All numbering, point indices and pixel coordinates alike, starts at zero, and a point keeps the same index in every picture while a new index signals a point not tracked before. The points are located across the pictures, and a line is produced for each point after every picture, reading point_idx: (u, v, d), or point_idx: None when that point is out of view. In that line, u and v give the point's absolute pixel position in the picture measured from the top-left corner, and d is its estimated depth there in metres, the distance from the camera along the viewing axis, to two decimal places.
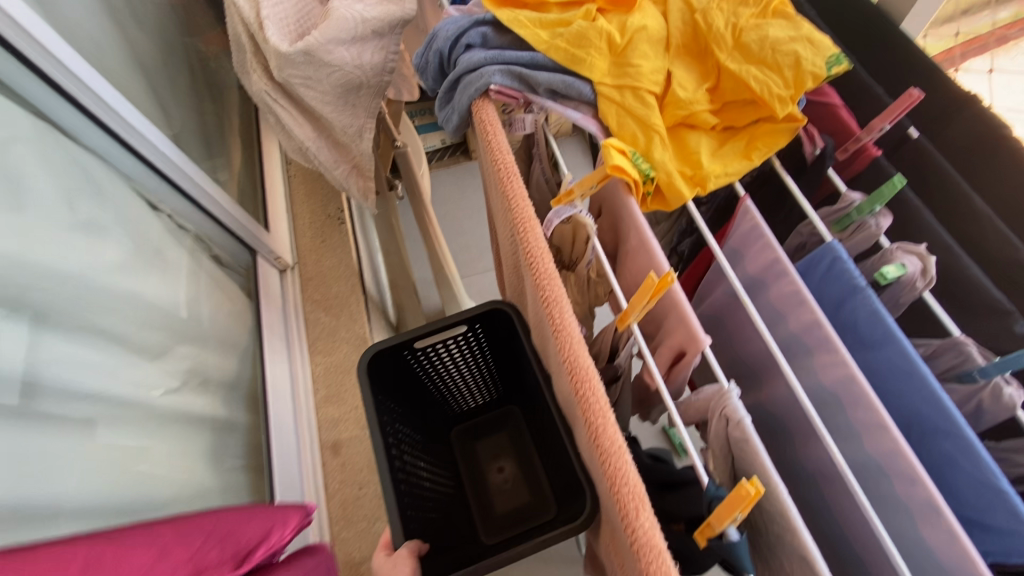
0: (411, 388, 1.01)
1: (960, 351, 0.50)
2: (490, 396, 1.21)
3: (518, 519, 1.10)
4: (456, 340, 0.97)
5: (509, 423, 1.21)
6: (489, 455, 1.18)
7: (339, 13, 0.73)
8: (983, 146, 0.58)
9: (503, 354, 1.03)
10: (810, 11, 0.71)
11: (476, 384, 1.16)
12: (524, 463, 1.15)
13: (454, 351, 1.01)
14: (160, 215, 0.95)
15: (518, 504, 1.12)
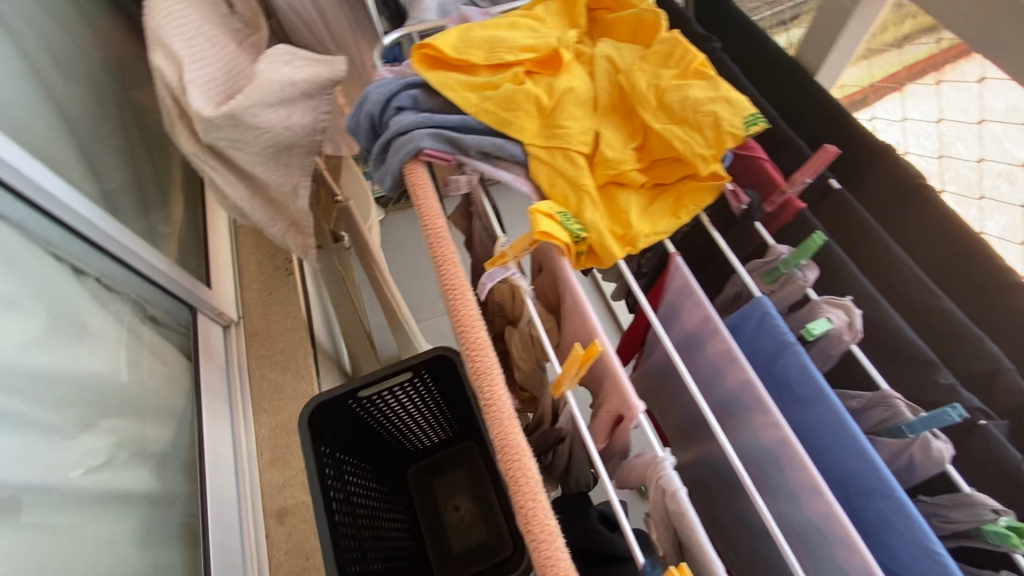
0: (358, 439, 0.98)
1: (888, 405, 0.50)
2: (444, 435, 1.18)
3: (476, 557, 1.11)
4: (402, 386, 0.95)
5: (463, 460, 1.19)
6: (445, 494, 1.16)
7: (265, 76, 0.77)
8: (902, 195, 0.59)
9: (453, 398, 1.02)
10: (732, 65, 0.73)
11: (430, 427, 1.14)
12: (480, 501, 1.14)
13: (402, 397, 0.99)
14: (84, 280, 0.92)
15: (474, 543, 1.11)
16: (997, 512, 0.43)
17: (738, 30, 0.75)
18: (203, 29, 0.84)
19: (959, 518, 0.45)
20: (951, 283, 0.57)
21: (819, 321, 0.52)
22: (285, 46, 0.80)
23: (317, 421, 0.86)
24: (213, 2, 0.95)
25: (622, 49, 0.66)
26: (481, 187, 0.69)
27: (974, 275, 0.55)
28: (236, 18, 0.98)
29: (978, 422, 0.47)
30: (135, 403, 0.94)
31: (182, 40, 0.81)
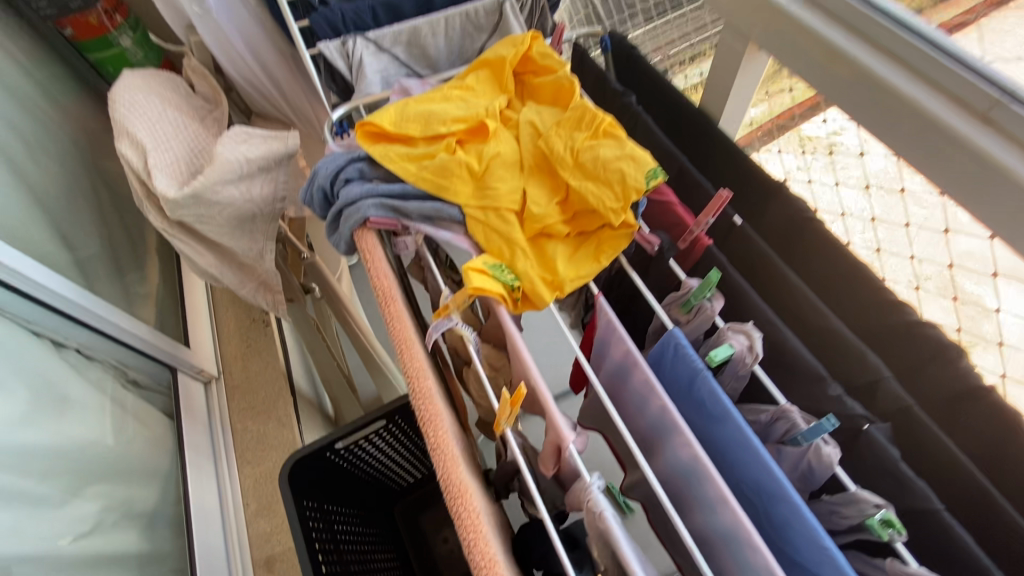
0: (341, 484, 1.04)
1: (787, 418, 0.57)
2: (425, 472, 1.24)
3: None
4: (377, 432, 1.02)
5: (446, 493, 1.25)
6: (432, 529, 1.22)
7: (224, 157, 0.84)
8: (795, 226, 0.67)
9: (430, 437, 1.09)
10: (645, 115, 0.81)
11: (414, 466, 1.20)
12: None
13: (378, 443, 1.06)
14: (64, 352, 0.97)
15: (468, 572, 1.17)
16: (878, 506, 0.49)
17: (650, 84, 0.83)
18: (166, 115, 0.93)
19: (852, 514, 0.51)
20: (843, 302, 0.64)
21: (722, 347, 0.58)
22: (242, 129, 0.89)
23: (297, 472, 0.92)
24: (175, 84, 1.03)
25: (542, 113, 0.75)
26: (427, 244, 0.76)
27: (857, 295, 0.62)
28: (198, 96, 1.06)
29: (862, 427, 0.54)
30: (120, 467, 0.98)
31: (146, 128, 0.88)
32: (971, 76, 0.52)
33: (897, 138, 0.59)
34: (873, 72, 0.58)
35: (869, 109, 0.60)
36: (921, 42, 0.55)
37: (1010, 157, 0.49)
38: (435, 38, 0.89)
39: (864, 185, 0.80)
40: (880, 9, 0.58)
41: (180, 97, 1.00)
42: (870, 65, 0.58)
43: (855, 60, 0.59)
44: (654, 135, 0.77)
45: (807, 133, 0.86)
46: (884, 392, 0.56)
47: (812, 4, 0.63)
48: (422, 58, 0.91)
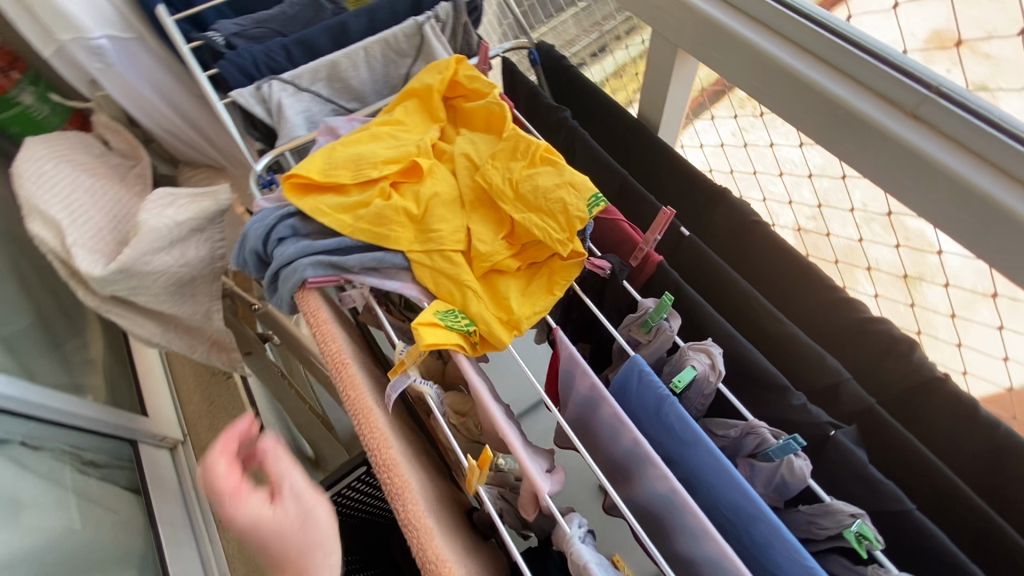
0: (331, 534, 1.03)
1: (756, 433, 0.56)
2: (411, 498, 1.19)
3: None
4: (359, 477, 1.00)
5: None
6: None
7: (148, 224, 0.75)
8: (742, 230, 0.67)
9: None
10: (582, 130, 0.79)
11: None
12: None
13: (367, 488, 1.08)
14: (7, 448, 0.90)
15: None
16: (853, 516, 0.49)
17: (584, 96, 0.82)
18: (82, 181, 0.85)
19: (829, 524, 0.52)
20: (796, 303, 0.64)
21: (685, 370, 0.58)
22: (165, 190, 0.80)
23: None
24: (87, 144, 0.94)
25: (477, 144, 0.72)
26: (376, 295, 0.72)
27: (810, 296, 0.62)
28: (114, 153, 0.98)
29: (829, 433, 0.54)
30: (88, 558, 0.92)
31: (60, 200, 0.81)
32: (897, 74, 0.52)
33: (849, 153, 0.57)
34: (820, 89, 0.57)
35: (807, 114, 0.59)
36: (847, 45, 0.55)
37: (953, 158, 0.49)
38: (356, 70, 0.85)
39: (807, 173, 0.77)
40: (804, 13, 0.58)
41: (95, 159, 0.93)
42: (816, 81, 0.57)
43: (803, 77, 0.58)
44: (593, 150, 0.75)
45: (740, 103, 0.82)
46: (847, 394, 0.56)
47: (754, 20, 0.61)
48: (346, 91, 0.88)
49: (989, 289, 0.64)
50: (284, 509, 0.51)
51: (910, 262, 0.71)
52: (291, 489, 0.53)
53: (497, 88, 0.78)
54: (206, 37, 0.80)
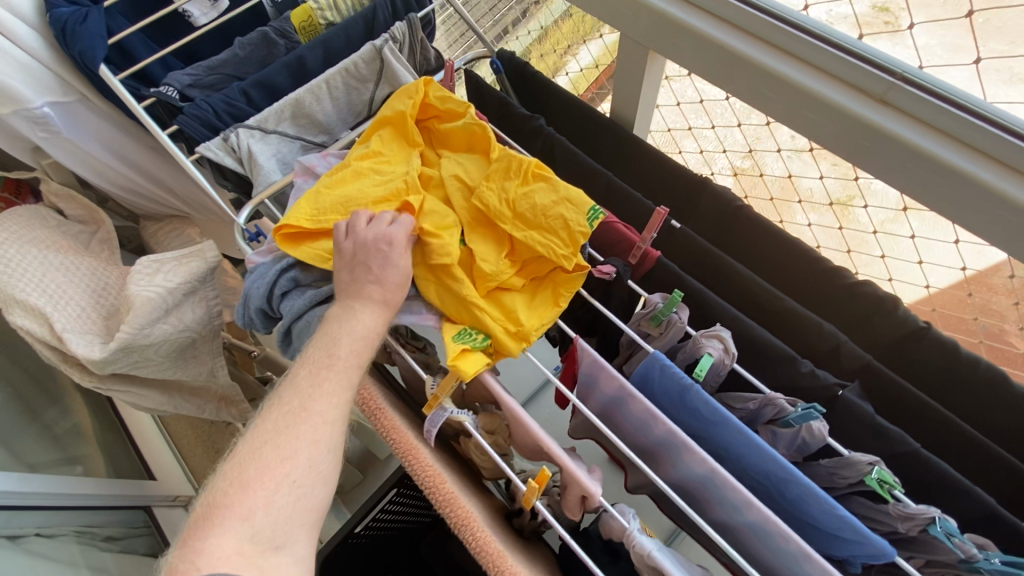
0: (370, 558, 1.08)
1: (774, 404, 0.61)
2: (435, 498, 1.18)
3: None
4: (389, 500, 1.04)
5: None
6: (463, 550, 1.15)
7: (141, 296, 0.73)
8: (728, 215, 0.71)
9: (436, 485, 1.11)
10: (559, 136, 0.81)
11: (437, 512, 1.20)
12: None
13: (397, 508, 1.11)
14: (23, 542, 0.88)
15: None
16: (871, 464, 0.55)
17: (556, 100, 0.84)
18: (49, 261, 0.81)
19: (851, 474, 0.57)
20: (787, 276, 0.69)
21: (704, 359, 0.62)
22: (150, 257, 0.76)
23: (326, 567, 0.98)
24: (41, 216, 0.89)
25: (465, 166, 0.74)
26: (388, 334, 0.72)
27: (799, 269, 0.68)
28: (72, 221, 0.93)
29: (837, 393, 0.60)
30: None
31: (34, 286, 0.76)
32: (860, 63, 0.56)
33: (824, 136, 0.62)
34: (793, 81, 0.60)
35: (783, 105, 0.63)
36: (811, 38, 0.59)
37: (924, 137, 0.54)
38: (321, 104, 0.83)
39: (776, 148, 0.82)
40: (768, 10, 0.61)
41: (54, 232, 0.88)
42: (788, 75, 0.60)
43: (775, 71, 0.61)
44: (575, 154, 0.78)
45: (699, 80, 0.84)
46: (846, 354, 0.62)
47: (721, 20, 0.64)
48: (312, 126, 0.85)
49: (951, 236, 0.70)
50: (392, 255, 0.63)
51: (878, 220, 0.76)
52: (406, 256, 0.64)
53: (471, 106, 0.78)
54: (158, 93, 0.76)
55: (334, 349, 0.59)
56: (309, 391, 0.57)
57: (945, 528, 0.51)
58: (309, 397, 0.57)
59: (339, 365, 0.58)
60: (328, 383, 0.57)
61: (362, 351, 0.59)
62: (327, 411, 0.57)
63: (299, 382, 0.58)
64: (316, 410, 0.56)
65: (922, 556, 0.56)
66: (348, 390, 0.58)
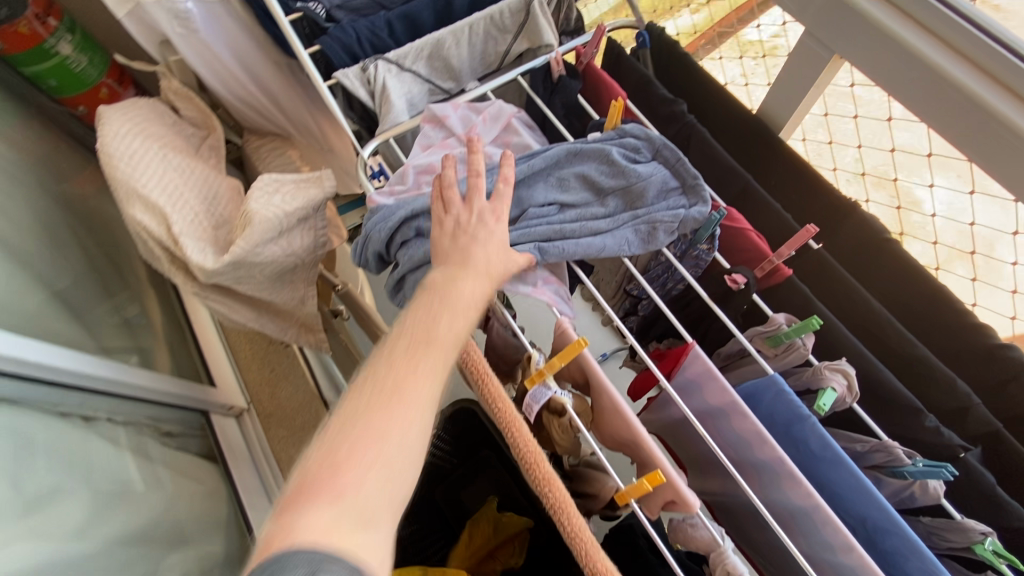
0: None
1: (889, 452, 0.59)
2: (462, 446, 1.20)
3: None
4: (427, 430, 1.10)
5: (486, 464, 1.19)
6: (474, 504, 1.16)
7: (261, 214, 0.73)
8: (870, 247, 0.68)
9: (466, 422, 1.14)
10: (699, 125, 0.78)
11: (459, 454, 1.20)
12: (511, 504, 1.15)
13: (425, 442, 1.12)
14: (97, 424, 0.91)
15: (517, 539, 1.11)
16: (984, 534, 0.54)
17: (702, 91, 0.81)
18: (169, 160, 0.81)
19: (955, 537, 0.57)
20: (916, 320, 0.67)
21: (826, 393, 0.60)
22: (271, 176, 0.77)
23: None
24: (159, 112, 0.89)
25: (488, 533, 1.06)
26: (497, 299, 0.72)
27: (935, 317, 0.65)
28: (185, 122, 0.92)
29: (959, 455, 0.58)
30: (187, 526, 0.96)
31: (155, 182, 0.76)
32: None
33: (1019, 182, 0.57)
34: (999, 113, 0.56)
35: (973, 135, 0.59)
36: None
37: None
38: (459, 49, 0.80)
39: (928, 182, 0.77)
40: (983, 27, 0.56)
41: (170, 130, 0.87)
42: (996, 106, 0.56)
43: (983, 102, 0.56)
44: (715, 148, 0.75)
45: (860, 92, 0.78)
46: (974, 416, 0.60)
47: (931, 34, 0.59)
48: (444, 70, 0.82)
49: None
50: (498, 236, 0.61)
51: (993, 274, 0.76)
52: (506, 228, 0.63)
53: (620, 96, 0.75)
54: (306, 9, 0.77)
55: (484, 290, 0.56)
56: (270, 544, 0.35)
57: None
58: (271, 546, 0.35)
59: (357, 443, 0.41)
60: (322, 495, 0.38)
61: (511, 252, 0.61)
62: (324, 518, 0.37)
63: (289, 496, 0.38)
64: (303, 528, 0.36)
65: None
66: (462, 342, 0.51)
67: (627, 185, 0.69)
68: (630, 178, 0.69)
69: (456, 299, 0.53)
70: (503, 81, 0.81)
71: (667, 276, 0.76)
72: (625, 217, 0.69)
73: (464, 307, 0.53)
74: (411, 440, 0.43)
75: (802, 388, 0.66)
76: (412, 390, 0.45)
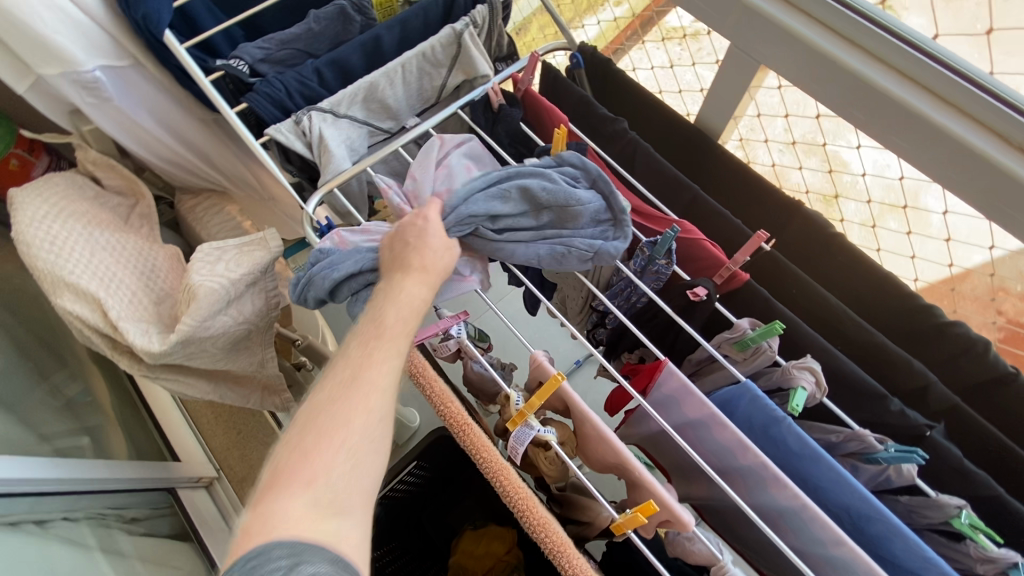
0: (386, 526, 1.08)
1: (862, 440, 0.62)
2: (449, 467, 1.16)
3: None
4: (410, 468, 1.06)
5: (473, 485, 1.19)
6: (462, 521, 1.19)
7: (204, 286, 0.69)
8: (817, 242, 0.71)
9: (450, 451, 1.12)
10: (642, 141, 0.79)
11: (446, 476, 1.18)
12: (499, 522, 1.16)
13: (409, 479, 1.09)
14: (52, 528, 0.84)
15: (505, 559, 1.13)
16: (960, 508, 0.57)
17: (640, 106, 0.82)
18: (96, 238, 0.76)
19: (933, 513, 0.59)
20: (868, 306, 0.70)
21: (798, 393, 0.61)
22: (212, 243, 0.73)
23: None
24: (78, 186, 0.83)
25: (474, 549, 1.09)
26: (467, 342, 0.71)
27: (885, 302, 0.68)
28: (109, 192, 0.87)
29: (925, 434, 0.61)
30: None
31: (82, 265, 0.71)
32: (1001, 105, 0.55)
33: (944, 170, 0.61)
34: (918, 110, 0.59)
35: (896, 131, 0.62)
36: (947, 69, 0.57)
37: None
38: (394, 87, 0.78)
39: (860, 171, 0.81)
40: (904, 38, 0.59)
41: (93, 204, 0.81)
42: (913, 103, 0.59)
43: (902, 100, 0.59)
44: (660, 161, 0.76)
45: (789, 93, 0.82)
46: (933, 394, 0.63)
47: (847, 39, 0.62)
48: (382, 111, 0.80)
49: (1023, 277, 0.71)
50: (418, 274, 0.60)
51: (928, 251, 0.83)
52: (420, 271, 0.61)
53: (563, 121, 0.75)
54: (228, 66, 0.73)
55: (414, 312, 0.57)
56: (253, 528, 0.44)
57: None
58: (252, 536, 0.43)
59: (304, 453, 0.47)
60: (287, 486, 0.45)
61: (447, 246, 0.64)
62: (292, 507, 0.44)
63: (263, 487, 0.46)
64: (279, 511, 0.44)
65: None
66: (390, 369, 0.53)
67: (563, 205, 0.67)
68: (565, 200, 0.67)
69: (380, 330, 0.55)
70: (444, 116, 0.80)
71: (628, 293, 0.77)
72: (546, 233, 0.69)
73: (391, 335, 0.54)
74: (343, 457, 0.47)
75: (773, 387, 0.68)
76: (341, 417, 0.49)
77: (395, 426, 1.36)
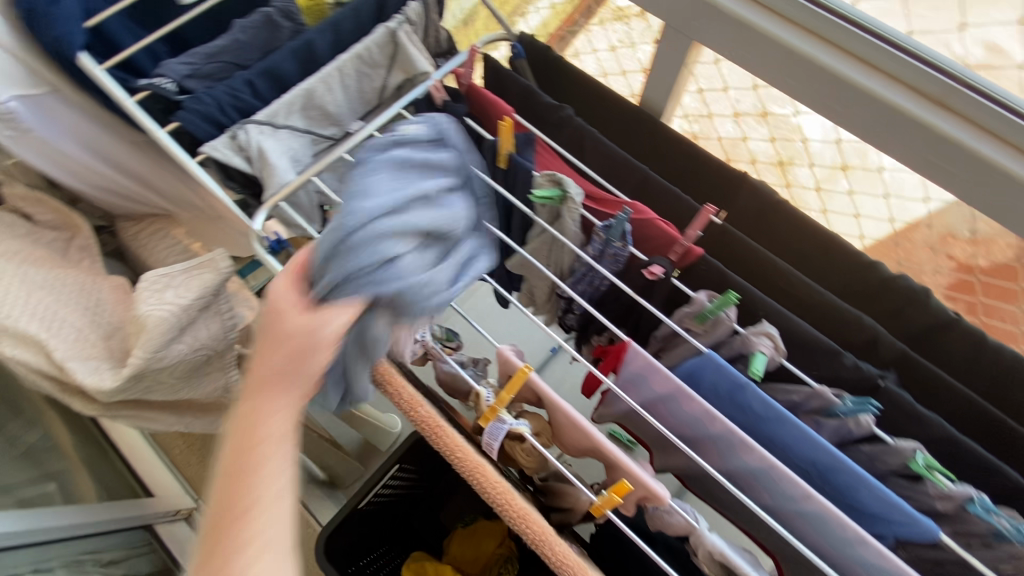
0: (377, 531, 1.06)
1: (821, 397, 0.64)
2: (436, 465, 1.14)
3: None
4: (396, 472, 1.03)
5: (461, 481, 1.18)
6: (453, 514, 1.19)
7: (152, 316, 0.66)
8: (764, 211, 0.73)
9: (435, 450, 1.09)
10: (587, 126, 0.80)
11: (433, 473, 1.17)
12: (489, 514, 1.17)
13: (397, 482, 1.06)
14: None
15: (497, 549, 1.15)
16: (915, 450, 0.60)
17: (583, 91, 0.83)
18: (30, 276, 0.73)
19: (893, 458, 0.62)
20: (818, 268, 0.72)
21: (758, 359, 0.64)
22: (158, 270, 0.70)
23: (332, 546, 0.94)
24: (7, 225, 0.79)
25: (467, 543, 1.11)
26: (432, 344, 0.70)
27: (832, 262, 0.71)
28: (42, 227, 0.82)
29: (878, 384, 0.64)
30: None
31: (18, 309, 0.69)
32: (917, 62, 0.58)
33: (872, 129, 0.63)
34: (843, 74, 0.61)
35: (824, 96, 0.64)
36: (866, 34, 0.60)
37: (975, 139, 0.57)
38: (332, 93, 0.77)
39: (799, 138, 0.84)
40: (826, 6, 0.61)
41: (24, 242, 0.77)
42: (838, 69, 0.61)
43: (828, 66, 0.62)
44: (606, 143, 0.77)
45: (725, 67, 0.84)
46: (882, 345, 0.65)
47: (771, 10, 0.64)
48: (322, 118, 0.79)
49: None
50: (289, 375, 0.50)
51: (870, 208, 0.86)
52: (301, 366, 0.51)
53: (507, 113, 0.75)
54: (152, 85, 0.71)
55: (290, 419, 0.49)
56: None
57: (983, 505, 0.58)
58: None
59: None
60: None
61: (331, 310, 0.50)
62: None
63: None
64: None
65: (955, 529, 0.62)
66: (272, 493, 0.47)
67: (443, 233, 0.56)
68: (447, 221, 0.57)
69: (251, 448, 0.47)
70: (387, 117, 0.79)
71: (589, 278, 0.77)
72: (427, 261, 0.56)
73: (262, 439, 0.48)
74: None
75: (735, 355, 0.70)
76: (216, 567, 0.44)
77: (376, 434, 1.35)
